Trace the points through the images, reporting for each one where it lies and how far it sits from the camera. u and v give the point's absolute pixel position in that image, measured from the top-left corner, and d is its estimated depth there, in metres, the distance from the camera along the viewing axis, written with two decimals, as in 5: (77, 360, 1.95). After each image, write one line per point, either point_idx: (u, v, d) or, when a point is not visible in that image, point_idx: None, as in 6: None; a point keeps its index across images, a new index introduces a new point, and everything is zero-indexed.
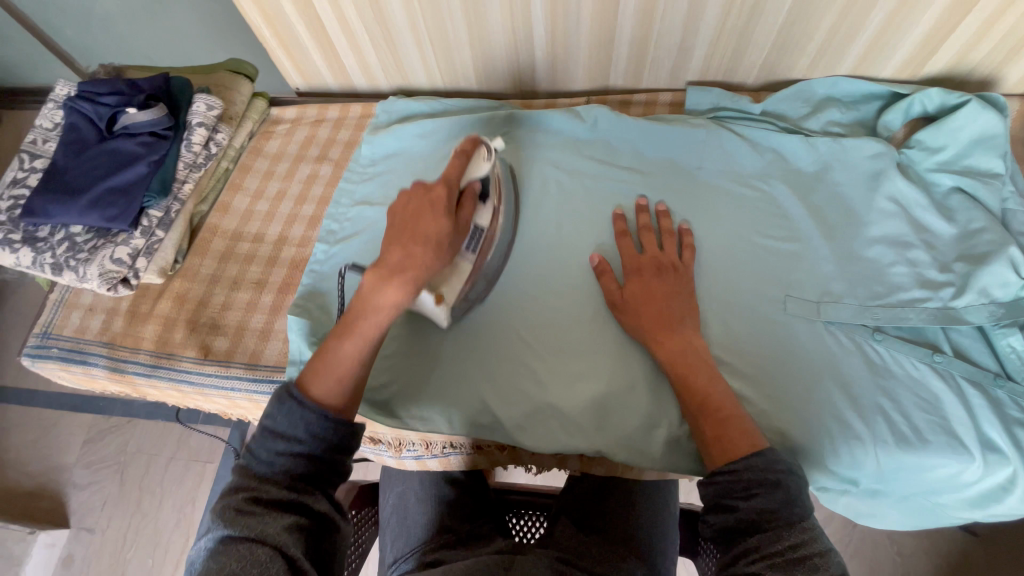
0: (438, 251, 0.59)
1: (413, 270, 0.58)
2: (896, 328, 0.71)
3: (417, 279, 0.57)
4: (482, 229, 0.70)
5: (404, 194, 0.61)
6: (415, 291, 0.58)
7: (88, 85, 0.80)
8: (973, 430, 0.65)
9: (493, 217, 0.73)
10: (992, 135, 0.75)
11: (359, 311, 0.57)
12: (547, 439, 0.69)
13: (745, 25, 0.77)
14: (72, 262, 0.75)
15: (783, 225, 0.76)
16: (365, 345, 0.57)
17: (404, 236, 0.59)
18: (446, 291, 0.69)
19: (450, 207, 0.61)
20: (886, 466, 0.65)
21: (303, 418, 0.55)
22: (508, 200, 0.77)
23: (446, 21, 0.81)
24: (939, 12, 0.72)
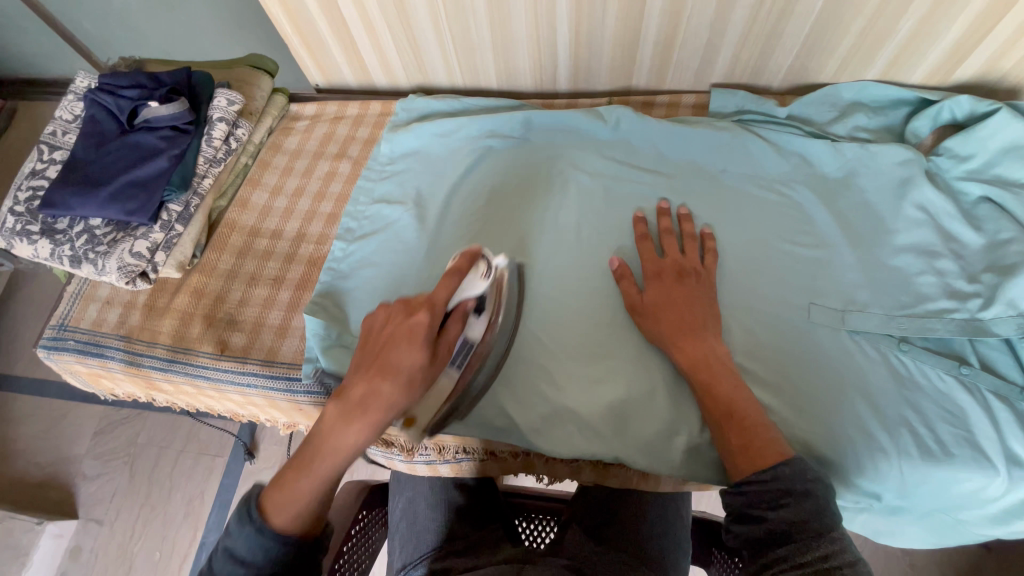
0: (407, 390, 0.55)
1: (378, 407, 0.53)
2: (922, 339, 0.69)
3: (378, 415, 0.53)
4: (471, 343, 0.68)
5: (391, 307, 0.58)
6: (380, 430, 0.54)
7: (110, 79, 0.80)
8: (1000, 445, 0.63)
9: (486, 332, 0.70)
10: None
11: (318, 445, 0.53)
12: (565, 444, 0.68)
13: (774, 26, 0.75)
14: (91, 254, 0.75)
15: (808, 232, 0.75)
16: (321, 481, 0.52)
17: (376, 364, 0.55)
18: (418, 414, 0.66)
19: (431, 337, 0.56)
20: (910, 481, 0.63)
21: (261, 543, 0.51)
22: (511, 295, 0.73)
23: (468, 19, 0.80)
24: (973, 15, 0.70)
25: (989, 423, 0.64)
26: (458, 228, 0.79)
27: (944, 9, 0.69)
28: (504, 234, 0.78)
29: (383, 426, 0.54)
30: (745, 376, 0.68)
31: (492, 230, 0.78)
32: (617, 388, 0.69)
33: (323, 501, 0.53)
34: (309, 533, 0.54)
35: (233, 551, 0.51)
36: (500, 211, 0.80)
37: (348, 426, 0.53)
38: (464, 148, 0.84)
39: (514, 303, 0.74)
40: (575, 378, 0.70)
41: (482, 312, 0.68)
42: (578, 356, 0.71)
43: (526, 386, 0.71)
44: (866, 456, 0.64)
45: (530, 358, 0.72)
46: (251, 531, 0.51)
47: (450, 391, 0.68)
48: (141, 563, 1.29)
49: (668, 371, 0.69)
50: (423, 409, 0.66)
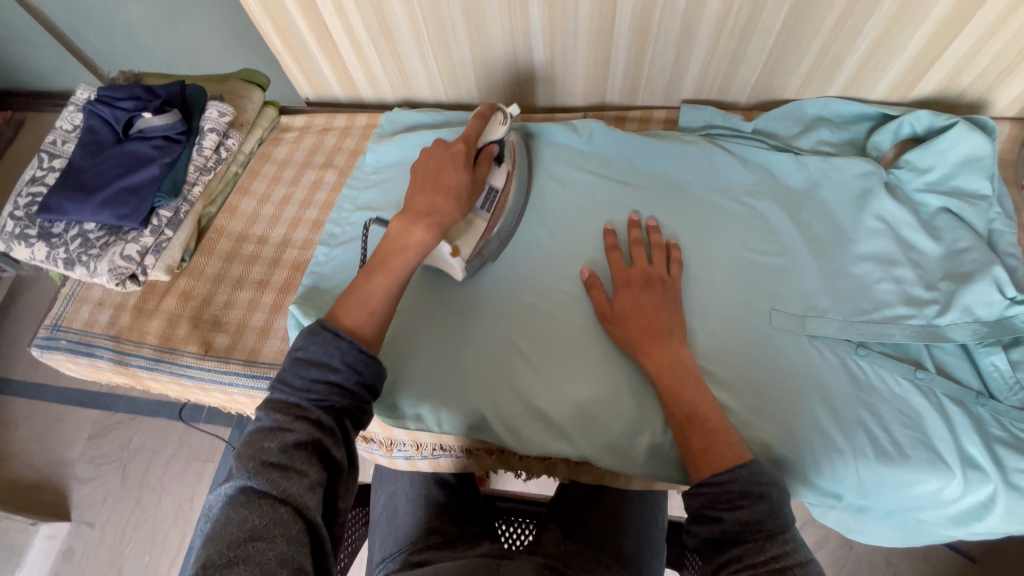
0: (460, 196, 0.68)
1: (438, 214, 0.65)
2: (881, 344, 0.71)
3: (438, 224, 0.65)
4: (495, 190, 0.79)
5: (438, 142, 0.71)
6: (441, 234, 0.66)
7: (106, 91, 0.84)
8: (954, 446, 0.65)
9: (505, 182, 0.80)
10: (980, 156, 0.76)
11: (389, 250, 0.63)
12: (534, 441, 0.70)
13: (737, 45, 0.78)
14: (84, 257, 0.78)
15: (772, 241, 0.77)
16: (395, 278, 0.62)
17: (432, 181, 0.67)
18: (459, 244, 0.75)
19: (466, 157, 0.71)
20: (867, 480, 0.65)
21: (337, 346, 0.57)
22: (521, 167, 0.83)
23: (449, 36, 0.84)
24: (927, 35, 0.73)
25: (945, 425, 0.66)
26: None
27: (898, 28, 0.73)
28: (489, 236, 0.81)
29: (443, 229, 0.66)
30: (709, 377, 0.70)
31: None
32: (585, 389, 0.71)
33: (395, 296, 0.62)
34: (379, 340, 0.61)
35: (307, 357, 0.56)
36: None
37: (428, 214, 0.65)
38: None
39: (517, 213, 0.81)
40: (546, 380, 0.73)
41: (501, 163, 0.80)
42: (551, 358, 0.74)
43: (500, 386, 0.73)
44: (823, 455, 0.66)
45: (502, 359, 0.74)
46: (326, 335, 0.56)
47: (483, 231, 0.77)
48: (131, 565, 1.30)
49: (636, 373, 0.72)
50: (464, 241, 0.76)
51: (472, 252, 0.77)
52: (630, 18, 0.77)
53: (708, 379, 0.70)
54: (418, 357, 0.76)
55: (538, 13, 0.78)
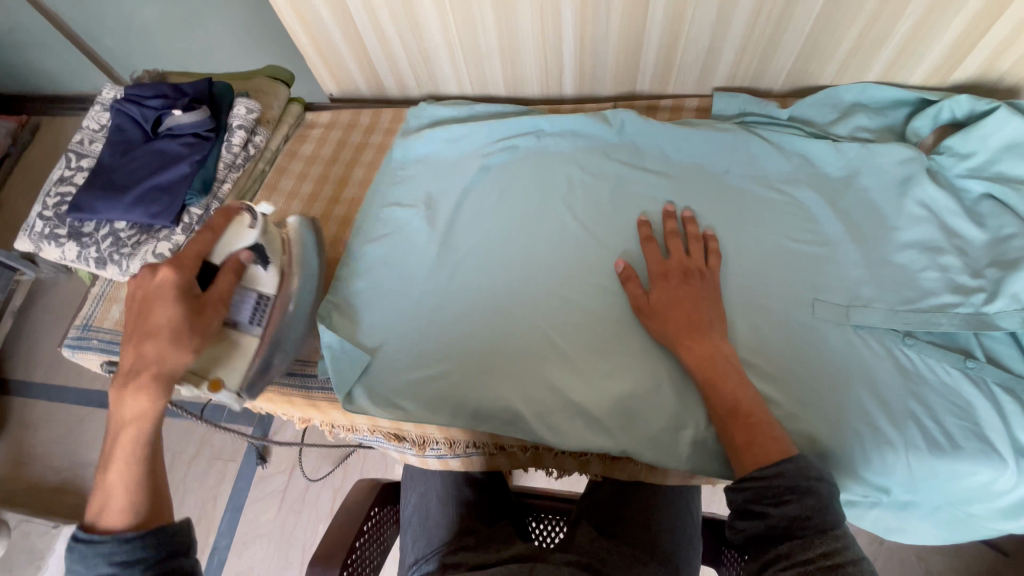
0: (174, 339, 0.57)
1: (155, 365, 0.56)
2: (927, 333, 0.70)
3: (155, 377, 0.56)
4: (266, 297, 0.72)
5: (144, 267, 0.60)
6: (164, 388, 0.57)
7: (134, 89, 0.83)
8: (1009, 437, 0.63)
9: (279, 284, 0.74)
10: None
11: (117, 422, 0.56)
12: (572, 437, 0.69)
13: (773, 30, 0.77)
14: (115, 256, 0.78)
15: (811, 230, 0.76)
16: (133, 459, 0.55)
17: (139, 326, 0.58)
18: (224, 374, 0.66)
19: (183, 287, 0.60)
20: (920, 472, 0.63)
21: (99, 553, 0.52)
22: (303, 262, 0.78)
23: (477, 27, 0.83)
24: (971, 15, 0.71)
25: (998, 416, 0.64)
26: (468, 227, 0.83)
27: (941, 10, 0.71)
28: (520, 229, 0.81)
29: (169, 382, 0.57)
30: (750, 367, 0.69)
31: (500, 230, 0.81)
32: (624, 382, 0.70)
33: (144, 478, 0.55)
34: (155, 516, 0.55)
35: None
36: (510, 210, 0.82)
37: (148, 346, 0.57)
38: (474, 153, 0.87)
39: (310, 258, 0.79)
40: (581, 374, 0.72)
41: (269, 263, 0.73)
42: (584, 350, 0.73)
43: (535, 378, 0.72)
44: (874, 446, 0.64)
45: (539, 353, 0.73)
46: (80, 548, 0.52)
47: (256, 350, 0.70)
48: None
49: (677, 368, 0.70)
50: (228, 369, 0.67)
51: (247, 377, 0.69)
52: (664, 5, 0.75)
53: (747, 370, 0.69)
54: (451, 354, 0.75)
55: (570, 1, 0.77)
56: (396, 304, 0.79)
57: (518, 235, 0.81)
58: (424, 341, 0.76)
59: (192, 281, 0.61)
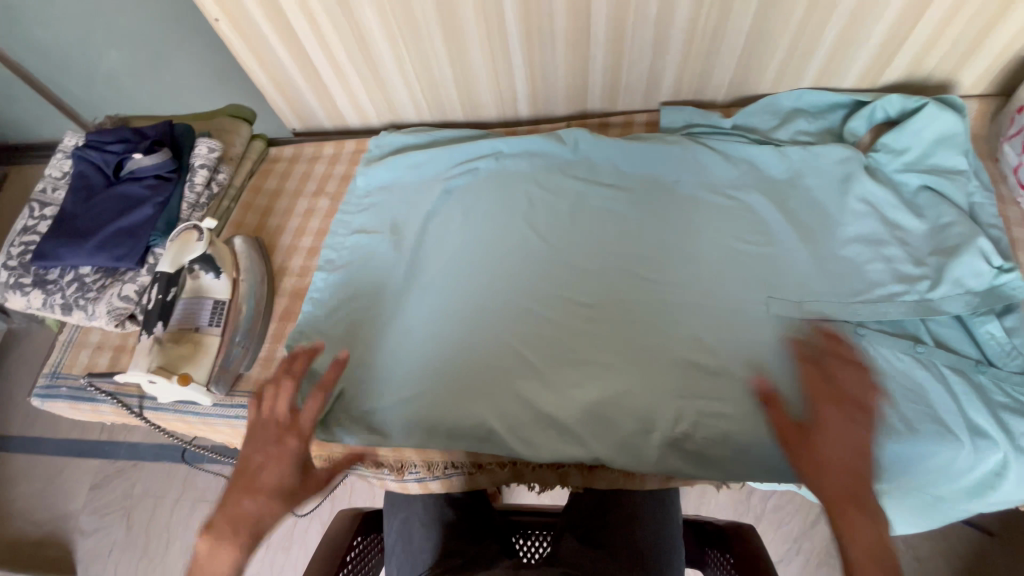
0: (284, 500, 0.58)
1: (255, 466, 0.59)
2: (878, 322, 0.73)
3: (298, 488, 0.59)
4: (223, 303, 0.76)
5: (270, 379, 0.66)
6: (275, 495, 0.58)
7: (95, 136, 0.85)
8: (962, 416, 0.66)
9: (233, 289, 0.78)
10: (953, 134, 0.78)
11: (246, 468, 0.59)
12: (546, 449, 0.70)
13: (710, 45, 0.81)
14: (81, 301, 0.78)
15: (762, 230, 0.79)
16: (273, 482, 0.58)
17: (259, 433, 0.62)
18: (190, 371, 0.70)
19: (303, 461, 0.61)
20: (880, 457, 0.65)
21: None
22: (251, 273, 0.82)
23: (430, 57, 0.86)
24: (889, 22, 0.76)
25: (949, 397, 0.67)
26: (434, 248, 0.85)
27: (862, 18, 0.75)
28: (485, 246, 0.83)
29: (297, 493, 0.59)
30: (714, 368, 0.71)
31: (464, 249, 0.83)
32: (593, 391, 0.71)
33: (278, 501, 0.58)
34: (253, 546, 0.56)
35: None
36: (473, 230, 0.84)
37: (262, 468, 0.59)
38: (436, 178, 0.90)
39: (258, 268, 0.84)
40: (552, 386, 0.73)
41: (221, 272, 0.77)
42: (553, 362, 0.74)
43: (506, 393, 0.73)
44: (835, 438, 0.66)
45: (508, 369, 0.75)
46: None
47: (218, 349, 0.74)
48: None
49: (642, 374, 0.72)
50: (194, 366, 0.71)
51: (213, 372, 0.73)
52: (604, 28, 0.79)
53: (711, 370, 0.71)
54: (422, 375, 0.76)
55: (515, 29, 0.80)
56: (365, 330, 0.80)
57: (481, 254, 0.83)
58: (396, 362, 0.77)
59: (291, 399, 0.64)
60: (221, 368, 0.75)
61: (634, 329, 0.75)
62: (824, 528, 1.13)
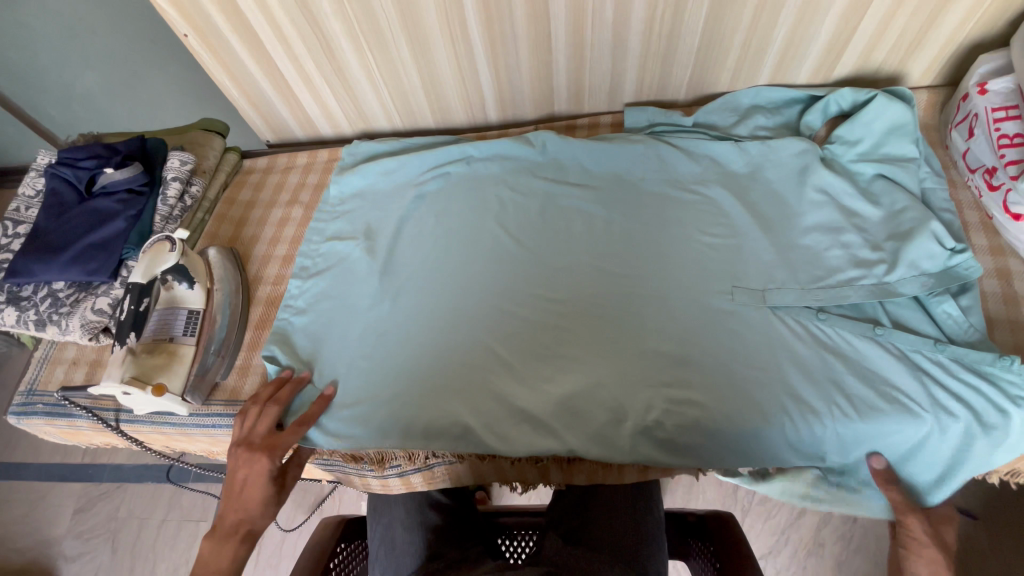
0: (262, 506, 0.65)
1: (236, 475, 0.66)
2: (839, 306, 0.75)
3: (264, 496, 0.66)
4: (197, 313, 0.77)
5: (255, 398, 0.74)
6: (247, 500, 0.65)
7: (67, 153, 0.86)
8: (922, 392, 0.67)
9: (207, 298, 0.79)
10: (903, 124, 0.81)
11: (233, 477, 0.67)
12: (520, 443, 0.71)
13: (667, 46, 0.83)
14: (55, 316, 0.77)
15: (724, 223, 0.81)
16: (250, 490, 0.65)
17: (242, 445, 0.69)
18: (164, 380, 0.71)
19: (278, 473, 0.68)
20: (844, 436, 0.67)
21: None
22: (225, 282, 0.83)
23: (397, 65, 0.88)
24: (836, 19, 0.79)
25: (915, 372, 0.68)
26: (407, 251, 0.86)
27: (809, 16, 0.78)
28: (456, 247, 0.85)
29: (266, 498, 0.66)
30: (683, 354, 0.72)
31: (436, 252, 0.85)
32: (564, 386, 0.73)
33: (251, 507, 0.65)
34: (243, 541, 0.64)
35: None
36: (445, 232, 0.86)
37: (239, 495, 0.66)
38: (408, 183, 0.92)
39: (231, 275, 0.85)
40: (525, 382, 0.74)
41: (195, 282, 0.78)
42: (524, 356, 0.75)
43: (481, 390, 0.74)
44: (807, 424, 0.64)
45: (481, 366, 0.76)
46: None
47: (193, 357, 0.75)
48: None
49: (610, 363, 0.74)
50: (169, 374, 0.72)
51: (187, 379, 0.74)
52: (564, 33, 0.82)
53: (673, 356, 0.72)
54: (397, 376, 0.77)
55: (477, 36, 0.82)
56: (343, 331, 0.82)
57: (453, 255, 0.84)
58: (373, 365, 0.78)
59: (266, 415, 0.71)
60: (195, 377, 0.75)
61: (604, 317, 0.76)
62: (810, 519, 1.14)
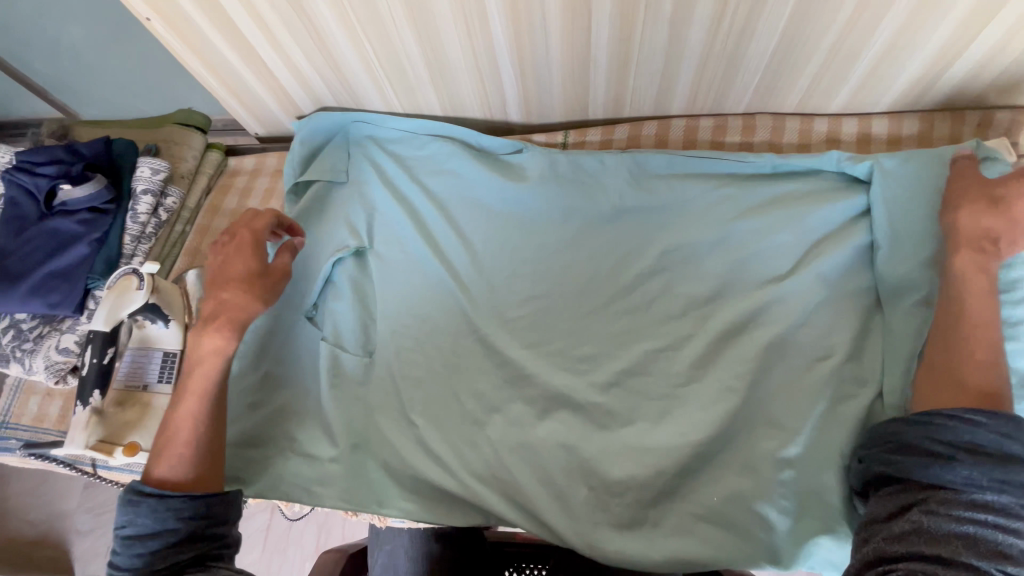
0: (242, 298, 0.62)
1: (229, 314, 0.61)
2: (916, 247, 0.65)
3: (229, 325, 0.61)
4: (173, 355, 0.68)
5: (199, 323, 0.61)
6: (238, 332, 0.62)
7: (25, 155, 0.74)
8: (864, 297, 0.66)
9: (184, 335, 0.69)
10: (906, 215, 0.66)
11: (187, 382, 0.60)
12: (625, 461, 0.63)
13: (734, 46, 0.67)
14: (17, 353, 0.69)
15: (782, 259, 0.69)
16: (207, 374, 0.60)
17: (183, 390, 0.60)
18: (140, 438, 0.64)
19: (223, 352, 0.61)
20: None
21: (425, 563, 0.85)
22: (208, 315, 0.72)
23: (403, 58, 0.73)
24: (954, 23, 0.61)
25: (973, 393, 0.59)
26: (500, 253, 0.76)
27: (922, 17, 0.61)
28: (543, 274, 0.74)
29: (240, 332, 0.62)
30: (627, 519, 0.61)
31: (508, 236, 0.77)
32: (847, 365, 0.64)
33: (198, 438, 0.58)
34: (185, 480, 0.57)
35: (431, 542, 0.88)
36: (525, 247, 0.76)
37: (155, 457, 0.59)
38: (475, 200, 0.79)
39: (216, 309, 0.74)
40: (637, 192, 0.74)
41: (170, 319, 0.67)
42: (541, 287, 0.74)
43: (490, 465, 0.66)
44: None
45: (556, 314, 0.72)
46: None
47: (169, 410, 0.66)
48: None
49: (614, 472, 0.62)
50: (142, 431, 0.64)
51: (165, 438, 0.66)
52: (609, 23, 0.65)
53: (665, 347, 0.68)
54: (578, 337, 0.71)
55: (501, 28, 0.67)
56: (460, 392, 0.70)
57: (535, 276, 0.75)
58: (608, 340, 0.70)
59: (224, 346, 0.61)
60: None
61: (762, 437, 0.62)
62: None
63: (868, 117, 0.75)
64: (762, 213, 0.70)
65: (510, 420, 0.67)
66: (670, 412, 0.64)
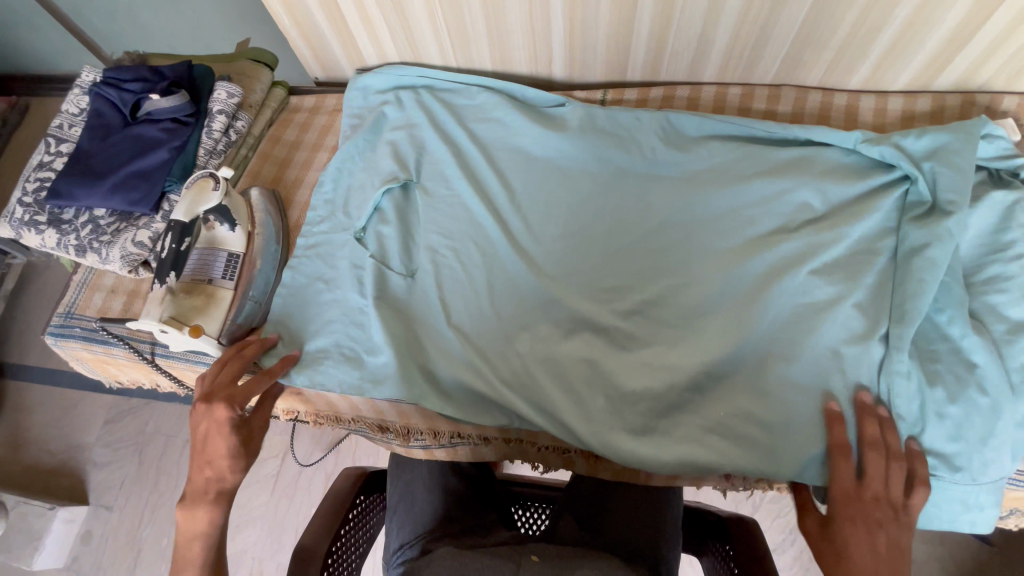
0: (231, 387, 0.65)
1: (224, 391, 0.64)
2: (917, 207, 0.72)
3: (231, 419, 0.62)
4: (237, 256, 0.75)
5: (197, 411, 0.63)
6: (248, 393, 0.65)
7: (112, 71, 0.81)
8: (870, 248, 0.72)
9: (246, 241, 0.77)
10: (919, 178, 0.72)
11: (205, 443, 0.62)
12: (641, 377, 0.69)
13: (767, 17, 0.74)
14: (95, 244, 0.76)
15: (798, 211, 0.75)
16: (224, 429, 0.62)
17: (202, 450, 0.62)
18: (203, 323, 0.70)
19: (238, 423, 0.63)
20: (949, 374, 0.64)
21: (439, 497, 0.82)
22: (266, 226, 0.80)
23: (463, 11, 0.80)
24: (967, 7, 0.68)
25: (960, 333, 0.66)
26: (535, 193, 0.83)
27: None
28: (574, 214, 0.81)
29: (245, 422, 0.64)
30: (639, 426, 0.68)
31: (544, 179, 0.83)
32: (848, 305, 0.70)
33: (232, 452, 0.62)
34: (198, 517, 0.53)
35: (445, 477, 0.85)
36: (558, 189, 0.82)
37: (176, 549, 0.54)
38: (515, 146, 0.86)
39: (274, 224, 0.82)
40: (667, 146, 0.81)
41: (236, 225, 0.75)
42: (572, 226, 0.80)
43: (516, 372, 0.72)
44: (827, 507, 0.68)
45: (584, 249, 0.79)
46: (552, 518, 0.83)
47: (229, 303, 0.73)
48: (149, 546, 1.34)
49: (629, 385, 0.69)
50: (206, 317, 0.71)
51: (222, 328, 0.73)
52: None
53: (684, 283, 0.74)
54: (604, 270, 0.77)
55: None
56: (492, 309, 0.76)
57: (567, 215, 0.81)
58: (631, 273, 0.76)
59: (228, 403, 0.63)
60: (232, 322, 0.74)
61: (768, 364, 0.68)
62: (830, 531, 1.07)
63: (884, 95, 0.82)
64: (783, 170, 0.77)
65: (537, 338, 0.73)
66: (685, 338, 0.70)
